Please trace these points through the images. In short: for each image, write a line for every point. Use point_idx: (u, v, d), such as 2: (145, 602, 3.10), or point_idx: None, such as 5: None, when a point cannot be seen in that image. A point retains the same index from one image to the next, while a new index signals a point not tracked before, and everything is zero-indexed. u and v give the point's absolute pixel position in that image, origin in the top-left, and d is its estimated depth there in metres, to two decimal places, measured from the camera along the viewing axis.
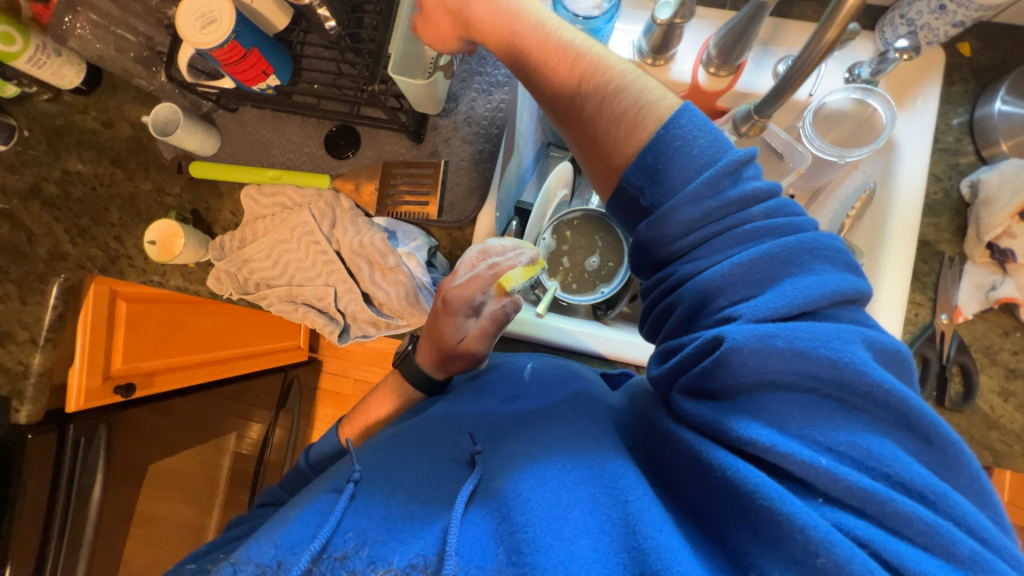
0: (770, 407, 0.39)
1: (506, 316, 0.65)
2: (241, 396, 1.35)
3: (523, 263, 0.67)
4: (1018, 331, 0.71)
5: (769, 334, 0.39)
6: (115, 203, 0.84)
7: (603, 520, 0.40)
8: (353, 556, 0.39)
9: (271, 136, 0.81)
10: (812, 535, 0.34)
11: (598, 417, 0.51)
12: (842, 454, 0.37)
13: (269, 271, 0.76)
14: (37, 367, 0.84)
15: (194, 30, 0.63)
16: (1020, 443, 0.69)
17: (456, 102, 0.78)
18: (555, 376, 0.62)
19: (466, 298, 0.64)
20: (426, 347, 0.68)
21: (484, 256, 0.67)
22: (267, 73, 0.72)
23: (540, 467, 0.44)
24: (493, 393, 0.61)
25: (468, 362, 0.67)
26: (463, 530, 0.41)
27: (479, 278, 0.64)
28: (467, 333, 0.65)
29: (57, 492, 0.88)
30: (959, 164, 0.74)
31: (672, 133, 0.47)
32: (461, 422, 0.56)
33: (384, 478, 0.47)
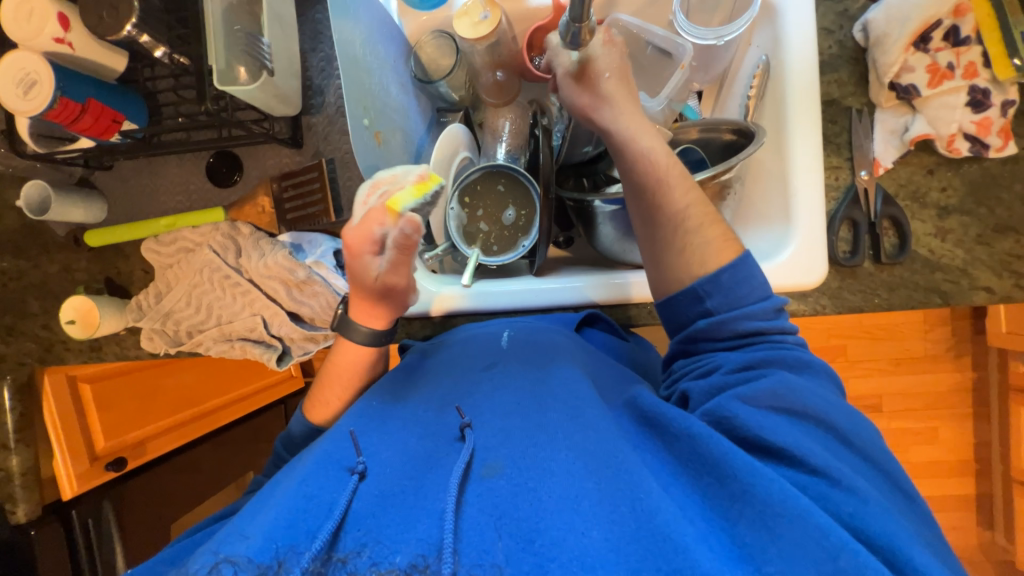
0: (772, 420, 0.48)
1: (410, 241, 0.56)
2: (257, 434, 1.41)
3: (410, 182, 0.58)
4: (942, 167, 0.68)
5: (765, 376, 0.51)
6: (31, 293, 0.83)
7: (614, 507, 0.42)
8: (354, 558, 0.39)
9: (155, 183, 0.78)
10: (810, 522, 0.40)
11: (593, 399, 0.53)
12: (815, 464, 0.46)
13: (194, 317, 0.76)
14: (18, 468, 0.86)
15: (17, 97, 0.61)
16: (965, 278, 0.68)
17: (323, 95, 0.74)
18: (534, 347, 0.64)
19: (365, 237, 0.55)
20: (361, 306, 0.63)
21: (374, 188, 0.57)
22: (118, 120, 0.69)
23: (554, 462, 0.45)
24: (474, 363, 0.62)
25: (398, 300, 0.63)
26: (466, 524, 0.41)
27: (371, 210, 0.55)
28: (383, 270, 0.58)
29: (82, 571, 0.94)
30: (849, 9, 0.69)
31: (744, 265, 0.56)
32: (448, 401, 0.55)
33: (383, 465, 0.47)
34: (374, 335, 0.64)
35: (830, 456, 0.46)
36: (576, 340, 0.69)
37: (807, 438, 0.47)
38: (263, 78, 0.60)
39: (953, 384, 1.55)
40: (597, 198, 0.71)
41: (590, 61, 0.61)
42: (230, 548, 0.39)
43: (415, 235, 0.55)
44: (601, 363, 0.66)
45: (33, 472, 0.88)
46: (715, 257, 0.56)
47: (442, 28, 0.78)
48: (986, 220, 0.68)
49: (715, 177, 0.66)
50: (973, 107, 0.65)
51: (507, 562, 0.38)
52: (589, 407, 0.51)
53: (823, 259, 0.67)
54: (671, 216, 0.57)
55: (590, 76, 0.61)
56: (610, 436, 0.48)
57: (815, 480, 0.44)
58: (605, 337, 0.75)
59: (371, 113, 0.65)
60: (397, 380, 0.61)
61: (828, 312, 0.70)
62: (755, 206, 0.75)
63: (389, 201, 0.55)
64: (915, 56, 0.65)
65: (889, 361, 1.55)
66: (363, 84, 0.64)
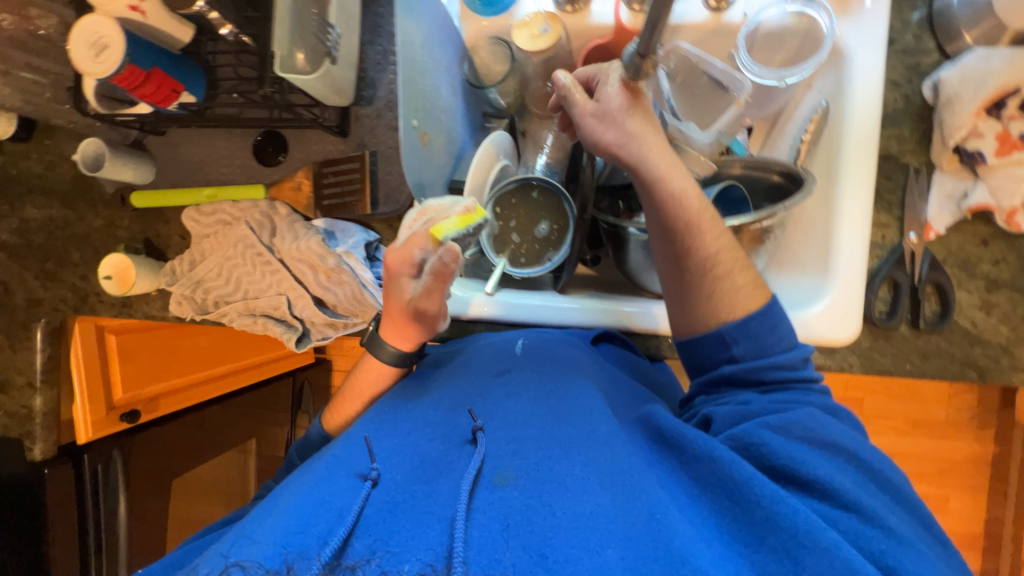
0: (794, 450, 0.48)
1: (446, 269, 0.57)
2: (262, 403, 1.45)
3: (455, 213, 0.62)
4: (997, 239, 0.65)
5: (793, 416, 0.50)
6: (74, 244, 0.86)
7: (631, 529, 0.42)
8: (364, 566, 0.38)
9: (203, 154, 0.80)
10: (838, 560, 0.40)
11: (607, 414, 0.53)
12: (840, 500, 0.45)
13: (222, 288, 0.77)
14: (41, 407, 0.89)
15: (89, 60, 0.63)
16: (1006, 356, 0.65)
17: (374, 88, 0.75)
18: (550, 355, 0.63)
19: (404, 258, 0.60)
20: (390, 326, 0.66)
21: (422, 215, 0.63)
22: (177, 91, 0.71)
23: (569, 476, 0.45)
24: (487, 368, 0.62)
25: (431, 325, 0.65)
26: (476, 532, 0.40)
27: (415, 234, 0.60)
28: (417, 294, 0.61)
29: (85, 516, 0.96)
30: (920, 64, 0.67)
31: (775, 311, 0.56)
32: (461, 403, 0.56)
33: (395, 471, 0.47)
34: (401, 356, 0.67)
35: (853, 487, 0.46)
36: (589, 352, 0.68)
37: (831, 471, 0.47)
38: (323, 68, 0.62)
39: (972, 455, 1.49)
40: (631, 225, 0.70)
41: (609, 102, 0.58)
42: (240, 552, 0.40)
43: (452, 263, 0.56)
44: (615, 377, 0.65)
45: (54, 413, 0.91)
46: (743, 304, 0.56)
47: (501, 35, 0.77)
48: None
49: (756, 221, 0.64)
50: None
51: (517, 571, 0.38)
52: (603, 423, 0.51)
53: (857, 319, 0.65)
54: (701, 260, 0.56)
55: (613, 114, 0.58)
56: (625, 453, 0.48)
57: (841, 514, 0.44)
58: (619, 353, 0.73)
59: (420, 115, 0.66)
60: (412, 385, 0.62)
61: (855, 371, 0.68)
62: (795, 253, 0.73)
63: (432, 227, 0.60)
64: (985, 122, 0.62)
65: (906, 422, 1.50)
66: (418, 84, 0.65)
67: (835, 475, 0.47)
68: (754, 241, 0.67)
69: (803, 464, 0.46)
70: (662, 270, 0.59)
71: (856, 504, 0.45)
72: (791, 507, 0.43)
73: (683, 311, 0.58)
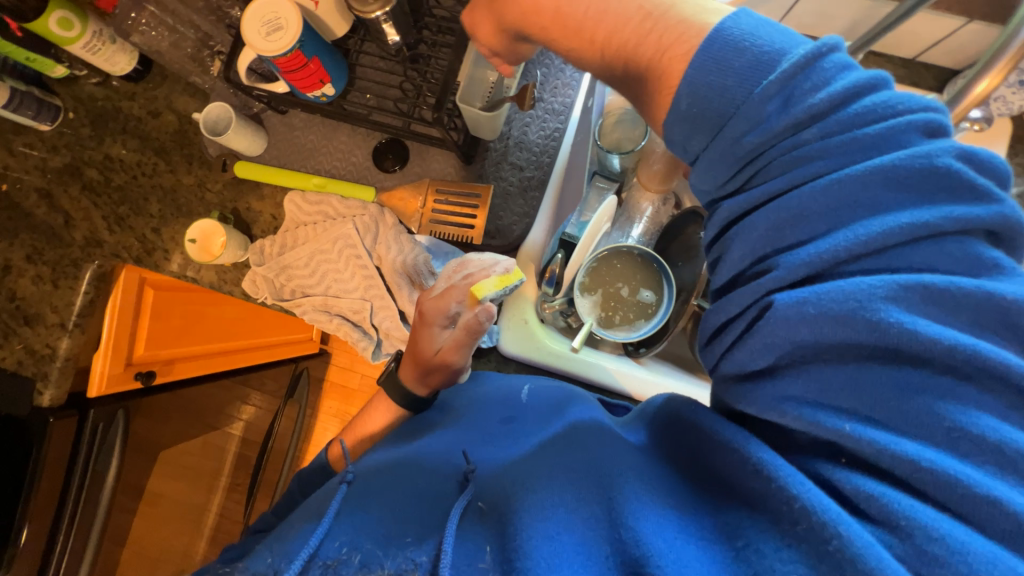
0: (827, 379, 0.34)
1: (478, 326, 0.61)
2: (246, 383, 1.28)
3: (496, 273, 0.66)
4: None
5: (803, 297, 0.34)
6: (156, 195, 0.83)
7: (594, 519, 0.40)
8: (344, 564, 0.39)
9: (319, 143, 0.80)
10: (862, 550, 0.30)
11: (598, 427, 0.50)
12: (946, 440, 0.31)
13: (307, 279, 0.76)
14: (63, 353, 0.83)
15: (258, 35, 0.62)
16: None
17: (509, 126, 0.78)
18: (551, 400, 0.64)
19: (439, 308, 0.64)
20: (407, 370, 0.67)
21: (463, 268, 0.67)
22: (324, 82, 0.71)
23: (538, 484, 0.43)
24: (492, 416, 0.64)
25: (446, 375, 0.66)
26: (461, 539, 0.40)
27: (454, 287, 0.65)
28: (443, 344, 0.64)
29: (72, 477, 0.87)
30: None
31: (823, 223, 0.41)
32: (457, 442, 0.57)
33: (373, 479, 0.49)
34: (409, 400, 0.68)
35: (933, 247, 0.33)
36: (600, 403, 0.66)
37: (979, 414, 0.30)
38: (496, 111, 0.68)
39: None
40: None
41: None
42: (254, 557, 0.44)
43: (486, 322, 0.61)
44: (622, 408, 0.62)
45: (74, 360, 0.85)
46: None
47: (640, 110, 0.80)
48: None
49: None
50: None
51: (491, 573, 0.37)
52: (594, 441, 0.48)
53: None
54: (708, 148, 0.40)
55: None
56: (598, 450, 0.46)
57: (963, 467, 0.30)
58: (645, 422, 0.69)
59: None
60: (416, 429, 0.64)
61: None
62: None
63: (473, 285, 0.64)
64: None
65: None
66: None
67: (888, 189, 0.34)
68: None
69: (894, 405, 0.32)
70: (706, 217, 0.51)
71: (931, 287, 0.32)
72: (814, 292, 0.34)
73: None
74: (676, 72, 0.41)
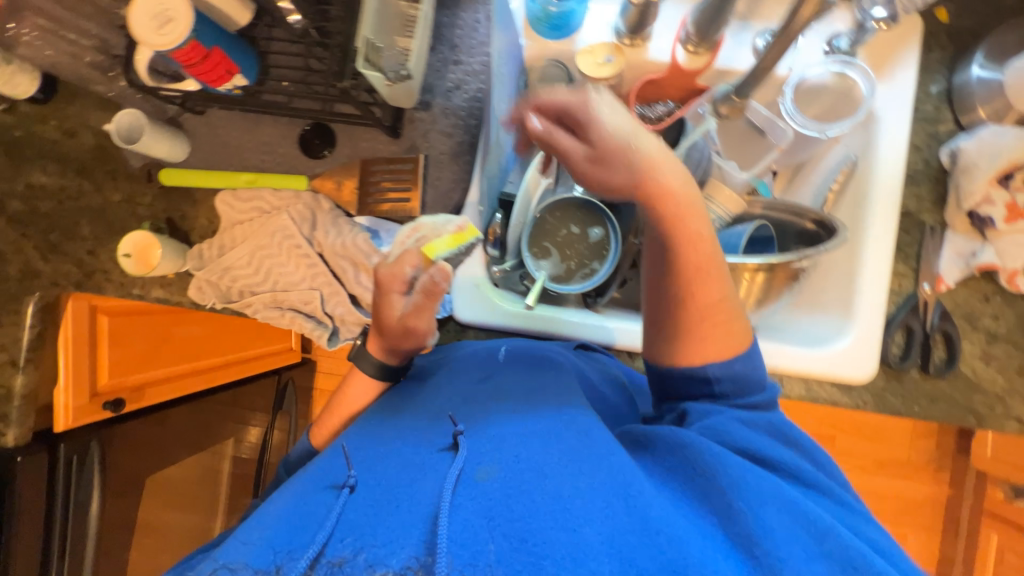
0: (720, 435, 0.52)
1: (437, 288, 0.58)
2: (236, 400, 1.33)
3: (448, 232, 0.66)
4: (998, 296, 0.72)
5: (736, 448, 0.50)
6: (86, 216, 0.81)
7: (608, 504, 0.43)
8: (351, 562, 0.39)
9: (244, 139, 0.78)
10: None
11: (583, 408, 0.55)
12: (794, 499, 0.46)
13: (251, 277, 0.75)
14: (20, 390, 0.83)
15: (150, 30, 0.61)
16: (1000, 404, 0.71)
17: (432, 93, 0.76)
18: (530, 359, 0.66)
19: (395, 274, 0.61)
20: (375, 338, 0.67)
21: (417, 232, 0.66)
22: (232, 73, 0.70)
23: (540, 466, 0.46)
24: (470, 375, 0.64)
25: (414, 340, 0.64)
26: (455, 521, 0.41)
27: (408, 251, 0.62)
28: (406, 312, 0.61)
29: (53, 509, 0.88)
30: (938, 133, 0.74)
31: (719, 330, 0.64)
32: (443, 411, 0.57)
33: (368, 476, 0.48)
34: (383, 368, 0.69)
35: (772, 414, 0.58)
36: (574, 356, 0.70)
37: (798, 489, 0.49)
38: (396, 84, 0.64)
39: (928, 495, 1.59)
40: None
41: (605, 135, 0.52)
42: (235, 555, 0.43)
43: (443, 283, 0.58)
44: (605, 379, 0.68)
45: (33, 398, 0.84)
46: (713, 349, 0.57)
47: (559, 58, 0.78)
48: None
49: (791, 262, 0.69)
50: None
51: (498, 560, 0.38)
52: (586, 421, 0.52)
53: (874, 359, 0.71)
54: (699, 304, 0.55)
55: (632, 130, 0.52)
56: (601, 440, 0.50)
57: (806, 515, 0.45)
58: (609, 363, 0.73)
59: None
60: (396, 400, 0.63)
61: (868, 409, 0.73)
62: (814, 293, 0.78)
63: (426, 246, 0.62)
64: (997, 192, 0.68)
65: (872, 462, 1.59)
66: None
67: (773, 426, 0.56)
68: (788, 279, 0.72)
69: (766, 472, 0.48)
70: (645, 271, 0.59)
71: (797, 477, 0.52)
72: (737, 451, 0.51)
73: (659, 333, 0.58)
74: (698, 248, 0.54)
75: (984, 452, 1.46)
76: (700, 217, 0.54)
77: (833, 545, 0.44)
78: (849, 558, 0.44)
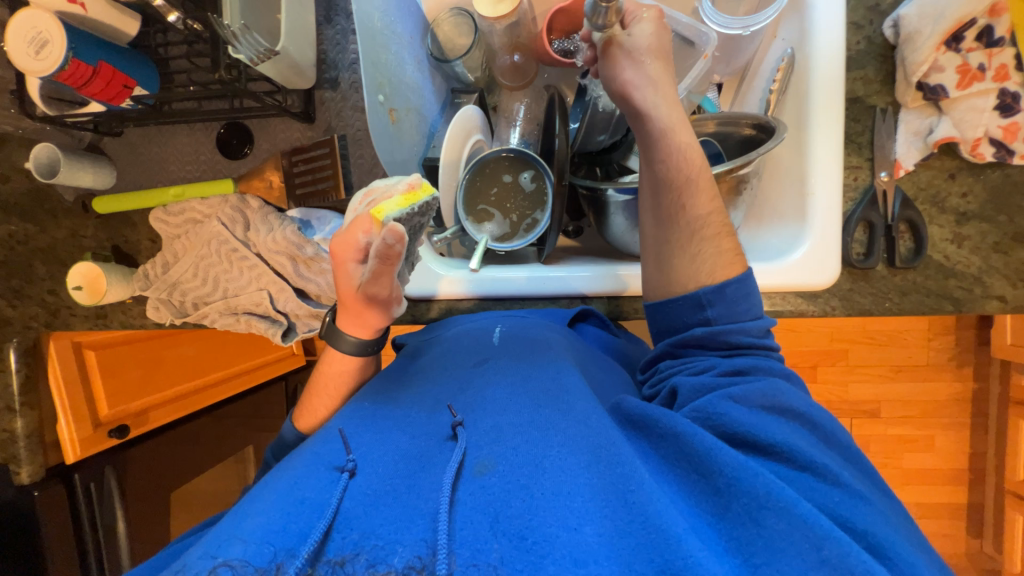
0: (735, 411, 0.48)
1: (392, 251, 0.49)
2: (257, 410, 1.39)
3: (399, 192, 0.55)
4: (963, 172, 0.67)
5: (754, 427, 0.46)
6: (39, 258, 0.83)
7: (606, 503, 0.40)
8: (352, 561, 0.35)
9: (165, 153, 0.78)
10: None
11: (588, 394, 0.52)
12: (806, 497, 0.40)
13: (201, 289, 0.75)
14: (22, 431, 0.86)
15: (28, 56, 0.60)
16: (979, 286, 0.67)
17: (337, 69, 0.73)
18: (525, 342, 0.62)
19: (347, 243, 0.51)
20: (346, 314, 0.58)
21: (367, 196, 0.56)
22: (130, 86, 0.68)
23: (542, 462, 0.42)
24: (466, 360, 0.60)
25: (381, 309, 0.56)
26: (459, 524, 0.38)
27: (358, 217, 0.52)
28: (365, 281, 0.53)
29: (83, 533, 0.94)
30: (881, 4, 0.68)
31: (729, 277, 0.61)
32: (440, 401, 0.53)
33: (373, 464, 0.43)
34: (362, 345, 0.60)
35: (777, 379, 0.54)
36: (568, 337, 0.67)
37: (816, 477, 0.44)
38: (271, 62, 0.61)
39: (953, 394, 1.54)
40: (610, 186, 0.70)
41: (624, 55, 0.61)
42: (228, 549, 0.35)
43: (397, 245, 0.48)
44: (597, 366, 0.64)
45: (37, 436, 0.88)
46: (721, 270, 0.56)
47: (461, 5, 0.76)
48: (1005, 228, 0.67)
49: (730, 171, 0.65)
50: (1001, 111, 0.63)
51: (501, 561, 0.35)
52: (594, 410, 0.49)
53: (835, 262, 0.67)
54: (691, 219, 0.57)
55: (638, 52, 0.59)
56: (602, 428, 0.46)
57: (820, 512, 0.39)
58: (599, 334, 0.74)
59: (385, 90, 0.64)
60: (390, 381, 0.58)
61: (837, 314, 0.69)
62: (773, 207, 0.75)
63: (374, 209, 0.52)
64: (945, 56, 0.63)
65: (890, 368, 1.54)
66: (379, 57, 0.62)
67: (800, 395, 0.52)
68: (732, 192, 0.68)
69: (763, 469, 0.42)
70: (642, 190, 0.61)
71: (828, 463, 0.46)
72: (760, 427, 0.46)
73: (658, 258, 0.59)
74: (684, 163, 0.57)
75: (1004, 339, 1.40)
76: (685, 131, 0.58)
77: (833, 551, 0.36)
78: (845, 563, 0.36)
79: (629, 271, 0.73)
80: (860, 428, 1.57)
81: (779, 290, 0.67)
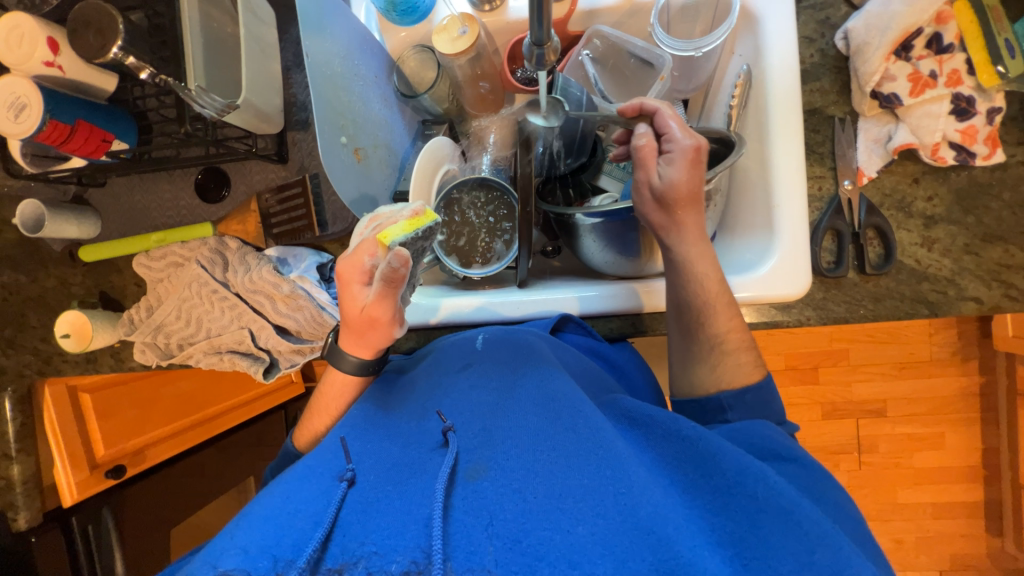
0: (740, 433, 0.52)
1: (397, 275, 0.50)
2: (258, 439, 1.39)
3: (404, 218, 0.56)
4: (928, 176, 0.67)
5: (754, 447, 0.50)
6: (31, 307, 0.86)
7: (597, 502, 0.40)
8: (351, 568, 0.36)
9: (147, 200, 0.80)
10: None
11: (579, 395, 0.52)
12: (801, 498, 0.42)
13: (184, 330, 0.77)
14: (19, 477, 0.87)
15: (9, 120, 0.63)
16: (953, 288, 0.66)
17: (308, 110, 0.75)
18: (516, 346, 0.61)
19: (355, 266, 0.53)
20: (351, 336, 0.59)
21: (372, 222, 0.57)
22: (109, 140, 0.69)
23: (532, 464, 0.43)
24: (452, 367, 0.60)
25: (382, 332, 0.57)
26: (454, 529, 0.38)
27: (364, 241, 0.53)
28: (370, 303, 0.54)
29: None
30: (831, 18, 0.70)
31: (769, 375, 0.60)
32: (429, 408, 0.53)
33: (371, 472, 0.44)
34: (363, 364, 0.60)
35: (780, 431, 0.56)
36: (550, 340, 0.65)
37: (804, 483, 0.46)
38: (239, 113, 0.64)
39: (959, 389, 1.51)
40: (578, 212, 0.71)
41: (672, 188, 0.59)
42: (228, 559, 0.37)
43: (403, 269, 0.50)
44: (586, 368, 0.64)
45: (35, 481, 0.89)
46: (743, 378, 0.59)
47: (423, 42, 0.78)
48: (974, 229, 0.66)
49: None
50: (957, 116, 0.64)
51: (496, 563, 0.35)
52: (586, 408, 0.49)
53: (806, 273, 0.67)
54: (710, 335, 0.61)
55: (673, 199, 0.59)
56: (592, 431, 0.46)
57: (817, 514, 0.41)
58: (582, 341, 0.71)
59: (349, 131, 0.66)
60: (381, 395, 0.58)
61: (813, 323, 0.69)
62: (742, 218, 0.75)
63: (380, 234, 0.53)
64: (896, 65, 0.65)
65: (893, 365, 1.51)
66: (340, 100, 0.65)
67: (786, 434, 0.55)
68: None
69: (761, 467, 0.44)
70: (669, 320, 0.65)
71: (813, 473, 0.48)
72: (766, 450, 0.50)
73: (685, 364, 0.63)
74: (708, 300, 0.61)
75: (1007, 331, 1.36)
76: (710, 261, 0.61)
77: (824, 555, 0.38)
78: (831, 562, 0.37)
79: (624, 290, 0.73)
80: (866, 428, 1.54)
81: (749, 304, 0.67)
